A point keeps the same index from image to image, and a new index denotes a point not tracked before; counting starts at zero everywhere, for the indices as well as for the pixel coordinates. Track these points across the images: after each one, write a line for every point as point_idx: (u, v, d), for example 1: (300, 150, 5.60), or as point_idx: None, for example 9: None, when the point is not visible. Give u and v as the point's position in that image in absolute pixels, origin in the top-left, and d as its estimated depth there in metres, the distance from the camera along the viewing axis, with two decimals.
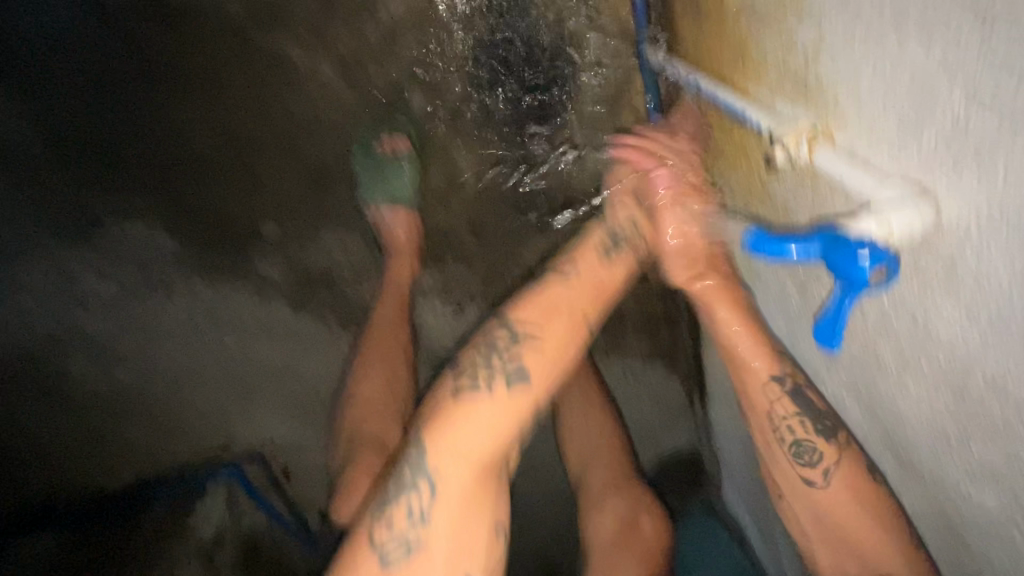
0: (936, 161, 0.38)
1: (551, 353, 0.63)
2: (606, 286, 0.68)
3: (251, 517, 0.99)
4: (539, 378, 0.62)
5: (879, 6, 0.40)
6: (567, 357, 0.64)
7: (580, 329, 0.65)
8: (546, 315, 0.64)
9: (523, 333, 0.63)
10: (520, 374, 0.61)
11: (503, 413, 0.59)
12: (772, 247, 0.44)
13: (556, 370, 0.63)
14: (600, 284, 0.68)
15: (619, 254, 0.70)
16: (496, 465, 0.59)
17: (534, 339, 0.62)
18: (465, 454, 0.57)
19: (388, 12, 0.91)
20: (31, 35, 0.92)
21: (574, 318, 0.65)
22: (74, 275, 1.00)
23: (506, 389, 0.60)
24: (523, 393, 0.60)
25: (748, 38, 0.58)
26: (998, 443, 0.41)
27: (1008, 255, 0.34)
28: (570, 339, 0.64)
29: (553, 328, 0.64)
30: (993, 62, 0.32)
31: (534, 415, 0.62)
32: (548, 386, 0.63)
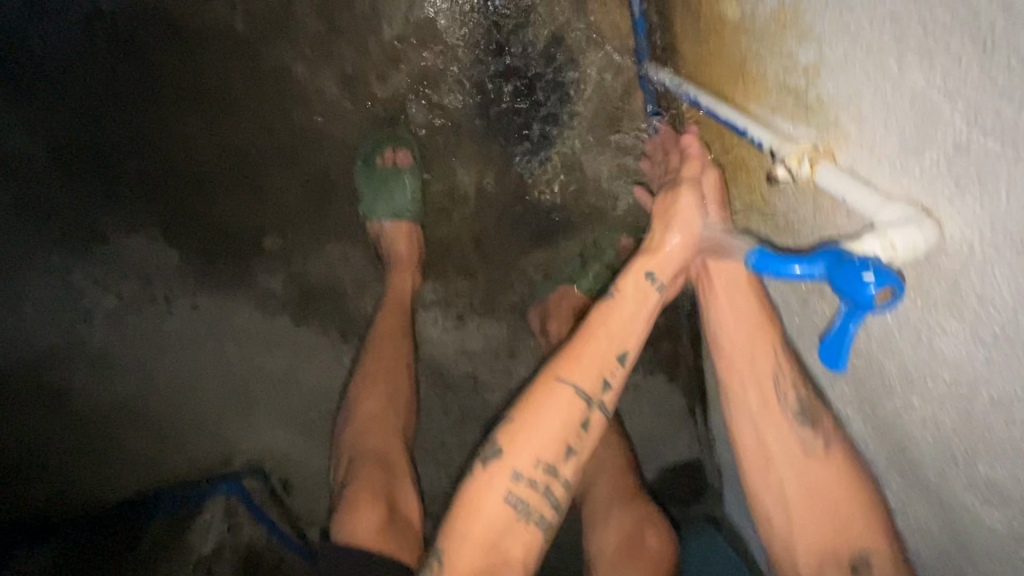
0: (938, 183, 0.38)
1: (537, 438, 0.59)
2: (608, 356, 0.61)
3: (251, 531, 0.94)
4: (524, 467, 0.59)
5: (879, 29, 0.41)
6: (563, 438, 0.59)
7: (572, 405, 0.60)
8: (533, 399, 0.61)
9: (509, 420, 0.62)
10: (505, 463, 0.59)
11: (489, 504, 0.59)
12: (779, 266, 0.46)
13: (553, 451, 0.59)
14: (599, 356, 0.61)
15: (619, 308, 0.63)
16: (493, 556, 0.58)
17: (515, 426, 0.60)
18: (459, 532, 0.58)
19: (391, 29, 0.92)
20: (35, 51, 0.92)
21: (563, 397, 0.60)
22: (75, 289, 0.99)
23: (489, 481, 0.59)
24: (506, 483, 0.59)
25: (748, 57, 0.59)
26: (1005, 464, 0.41)
27: (1013, 277, 0.35)
28: (563, 419, 0.59)
29: (537, 412, 0.60)
30: (996, 88, 0.32)
31: (531, 502, 0.59)
32: (539, 471, 0.59)
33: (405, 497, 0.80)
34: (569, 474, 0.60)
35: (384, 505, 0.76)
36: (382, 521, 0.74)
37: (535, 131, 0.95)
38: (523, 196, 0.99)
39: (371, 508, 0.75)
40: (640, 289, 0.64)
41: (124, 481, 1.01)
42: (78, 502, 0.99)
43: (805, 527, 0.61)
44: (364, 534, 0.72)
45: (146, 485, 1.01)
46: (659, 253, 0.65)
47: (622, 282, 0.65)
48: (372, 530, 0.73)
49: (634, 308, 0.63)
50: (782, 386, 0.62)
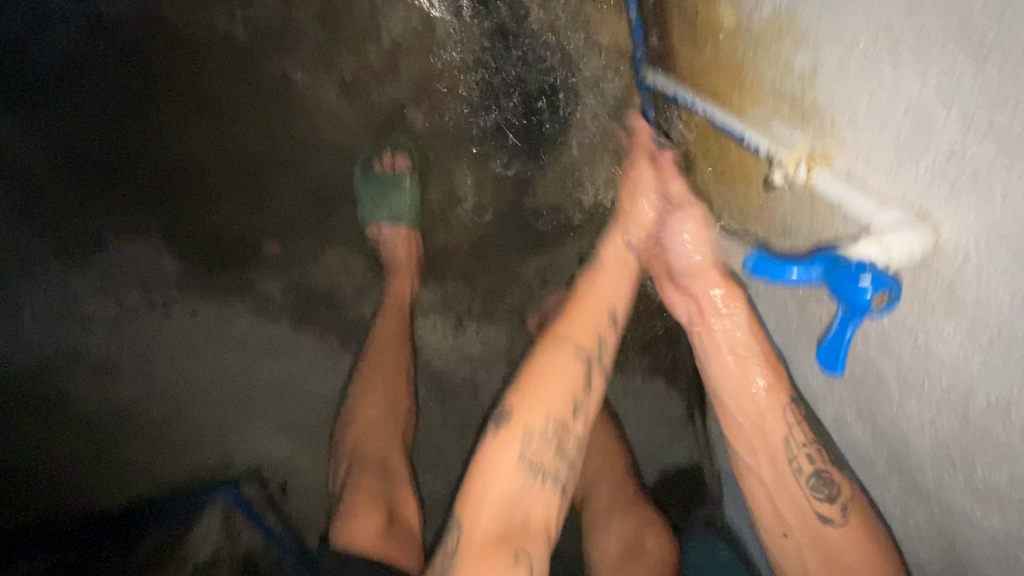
0: (934, 188, 0.39)
1: (547, 397, 0.61)
2: (600, 317, 0.67)
3: (248, 540, 0.95)
4: (536, 421, 0.60)
5: (874, 38, 0.41)
6: (571, 395, 0.62)
7: (575, 365, 0.63)
8: (537, 366, 0.64)
9: (516, 384, 0.64)
10: (515, 424, 0.60)
11: (505, 462, 0.59)
12: (775, 272, 0.47)
13: (562, 407, 0.61)
14: (592, 316, 0.67)
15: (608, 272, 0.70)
16: (512, 514, 0.57)
17: (522, 390, 0.63)
18: (479, 496, 0.58)
19: (390, 36, 0.93)
20: (35, 58, 0.92)
21: (565, 357, 0.63)
22: (74, 296, 0.99)
23: (502, 441, 0.60)
24: (520, 436, 0.60)
25: (745, 63, 0.60)
26: (1003, 468, 0.41)
27: (1008, 282, 0.35)
28: (568, 378, 0.62)
29: (544, 379, 0.62)
30: (989, 96, 0.33)
31: (546, 460, 0.60)
32: (551, 425, 0.60)
33: (405, 504, 0.79)
34: (580, 429, 0.62)
35: (384, 511, 0.75)
36: (383, 526, 0.74)
37: (534, 138, 0.96)
38: (523, 202, 0.99)
39: (371, 514, 0.74)
40: (620, 259, 0.70)
41: (120, 490, 1.00)
42: (75, 511, 0.98)
43: (818, 532, 0.61)
44: (366, 539, 0.72)
45: (142, 494, 1.00)
46: (637, 223, 0.69)
47: (604, 256, 0.71)
48: (372, 535, 0.72)
49: (617, 274, 0.70)
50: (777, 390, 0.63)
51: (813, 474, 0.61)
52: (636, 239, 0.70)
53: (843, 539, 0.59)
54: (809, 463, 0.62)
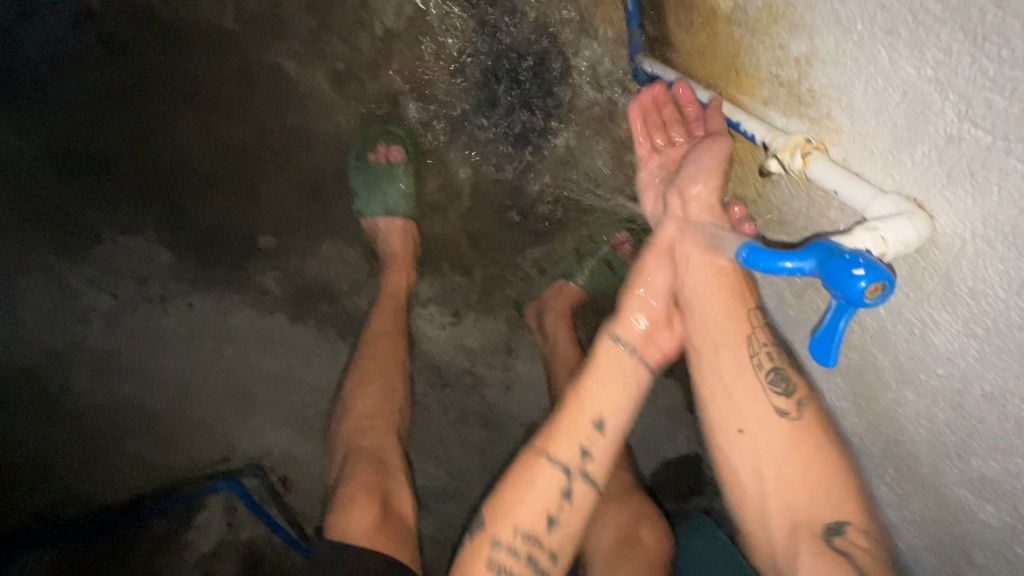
0: (930, 176, 0.38)
1: (517, 510, 0.59)
2: (583, 421, 0.62)
3: (249, 531, 1.03)
4: (504, 534, 0.59)
5: (871, 21, 0.40)
6: (545, 510, 0.59)
7: (550, 477, 0.60)
8: (516, 475, 0.61)
9: (497, 491, 0.62)
10: (483, 533, 0.59)
11: (474, 575, 0.58)
12: (767, 262, 0.44)
13: (535, 521, 0.59)
14: (575, 425, 0.62)
15: (596, 359, 0.65)
16: None
17: (498, 499, 0.61)
18: None
19: (382, 25, 0.91)
20: (24, 50, 0.91)
21: (540, 469, 0.60)
22: (70, 290, 0.99)
23: (473, 549, 0.59)
24: (487, 547, 0.58)
25: (741, 49, 0.58)
26: (998, 457, 0.41)
27: (1005, 271, 0.34)
28: (544, 494, 0.59)
29: (516, 488, 0.60)
30: (986, 79, 0.32)
31: (517, 572, 0.58)
32: (519, 540, 0.58)
33: (401, 496, 0.79)
34: (555, 545, 0.59)
35: (378, 504, 0.75)
36: (377, 521, 0.73)
37: (530, 126, 0.95)
38: (519, 192, 0.99)
39: (365, 507, 0.74)
40: (613, 355, 0.65)
41: (122, 484, 1.01)
42: (75, 504, 0.99)
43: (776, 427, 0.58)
44: (362, 532, 0.71)
45: (143, 487, 1.01)
46: (627, 318, 0.65)
47: (597, 350, 0.66)
48: (366, 528, 0.72)
49: (607, 372, 0.64)
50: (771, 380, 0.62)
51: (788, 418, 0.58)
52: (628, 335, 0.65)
53: (800, 441, 0.57)
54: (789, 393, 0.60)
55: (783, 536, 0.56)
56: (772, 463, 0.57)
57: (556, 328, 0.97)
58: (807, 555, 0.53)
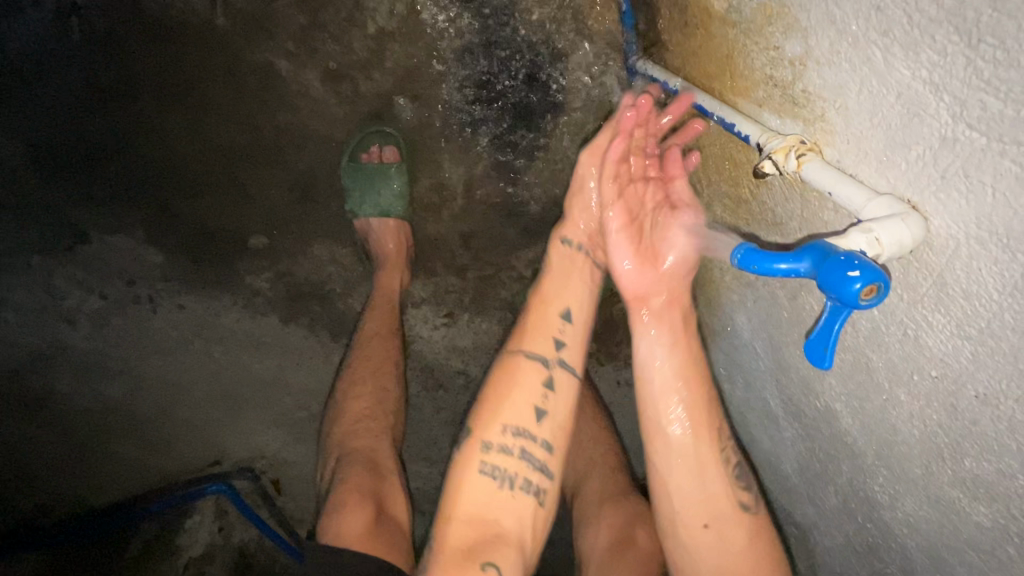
0: (924, 177, 0.38)
1: (503, 409, 0.63)
2: (550, 320, 0.67)
3: (241, 535, 1.04)
4: (493, 432, 0.62)
5: (867, 22, 0.40)
6: (531, 402, 0.63)
7: (529, 373, 0.64)
8: (495, 378, 0.65)
9: (479, 398, 0.66)
10: (473, 436, 0.63)
11: (471, 475, 0.61)
12: (762, 263, 0.44)
13: (522, 416, 0.62)
14: (542, 323, 0.67)
15: (554, 264, 0.71)
16: (484, 519, 0.60)
17: (480, 404, 0.65)
18: (449, 507, 0.61)
19: (375, 24, 0.90)
20: (7, 44, 0.88)
21: (519, 368, 0.64)
22: (56, 291, 0.97)
23: (465, 453, 0.62)
24: (478, 449, 0.62)
25: (735, 50, 0.58)
26: (990, 458, 0.41)
27: (999, 273, 0.34)
28: (526, 389, 0.63)
29: (498, 389, 0.64)
30: (981, 81, 0.32)
31: (510, 465, 0.61)
32: (510, 433, 0.62)
33: (395, 498, 0.78)
34: (546, 435, 0.63)
35: (372, 507, 0.74)
36: (370, 524, 0.72)
37: (524, 127, 0.94)
38: (513, 192, 0.98)
39: (359, 509, 0.73)
40: (571, 258, 0.70)
41: (113, 486, 1.01)
42: (65, 505, 0.99)
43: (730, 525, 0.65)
44: (355, 536, 0.70)
45: (135, 488, 1.02)
46: (578, 223, 0.70)
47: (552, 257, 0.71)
48: (359, 532, 0.71)
49: (567, 274, 0.69)
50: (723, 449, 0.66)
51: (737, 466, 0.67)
52: (581, 240, 0.70)
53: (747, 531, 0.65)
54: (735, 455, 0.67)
55: None
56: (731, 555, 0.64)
57: None
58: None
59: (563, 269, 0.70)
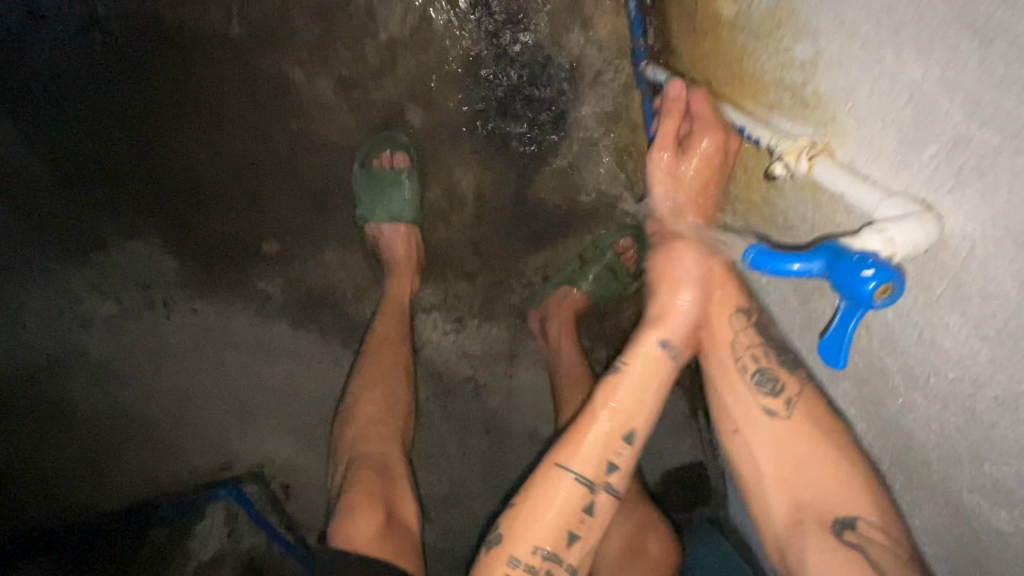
0: (938, 177, 0.38)
1: (536, 526, 0.58)
2: (611, 436, 0.60)
3: (250, 541, 0.96)
4: (523, 550, 0.57)
5: (876, 24, 0.40)
6: (566, 524, 0.58)
7: (573, 492, 0.58)
8: (536, 485, 0.60)
9: (516, 502, 0.61)
10: (503, 549, 0.58)
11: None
12: (775, 263, 0.43)
13: (554, 539, 0.57)
14: (603, 435, 0.60)
15: (633, 360, 0.62)
16: None
17: (518, 510, 0.59)
18: None
19: (388, 33, 0.92)
20: (32, 56, 0.91)
21: (564, 483, 0.58)
22: (74, 295, 0.99)
23: (492, 564, 0.58)
24: (505, 566, 0.57)
25: (744, 55, 0.59)
26: (1011, 462, 0.40)
27: (1016, 272, 0.34)
28: (566, 508, 0.58)
29: (537, 499, 0.59)
30: (993, 79, 0.32)
31: None
32: (541, 556, 0.57)
33: (404, 503, 0.78)
34: (575, 558, 0.58)
35: (382, 511, 0.74)
36: (380, 528, 0.72)
37: (533, 133, 0.95)
38: (522, 198, 0.99)
39: (369, 514, 0.73)
40: (650, 359, 0.62)
41: (124, 491, 1.01)
42: (75, 510, 0.99)
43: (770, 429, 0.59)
44: (365, 540, 0.70)
45: (145, 494, 1.01)
46: (670, 316, 0.63)
47: (631, 358, 0.62)
48: (370, 536, 0.71)
49: (644, 379, 0.61)
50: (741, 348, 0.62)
51: (757, 371, 0.61)
52: (672, 340, 0.62)
53: (792, 435, 0.58)
54: (753, 361, 0.61)
55: (786, 527, 0.56)
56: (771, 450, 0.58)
57: (560, 338, 0.97)
58: (813, 552, 0.54)
59: (640, 367, 0.62)
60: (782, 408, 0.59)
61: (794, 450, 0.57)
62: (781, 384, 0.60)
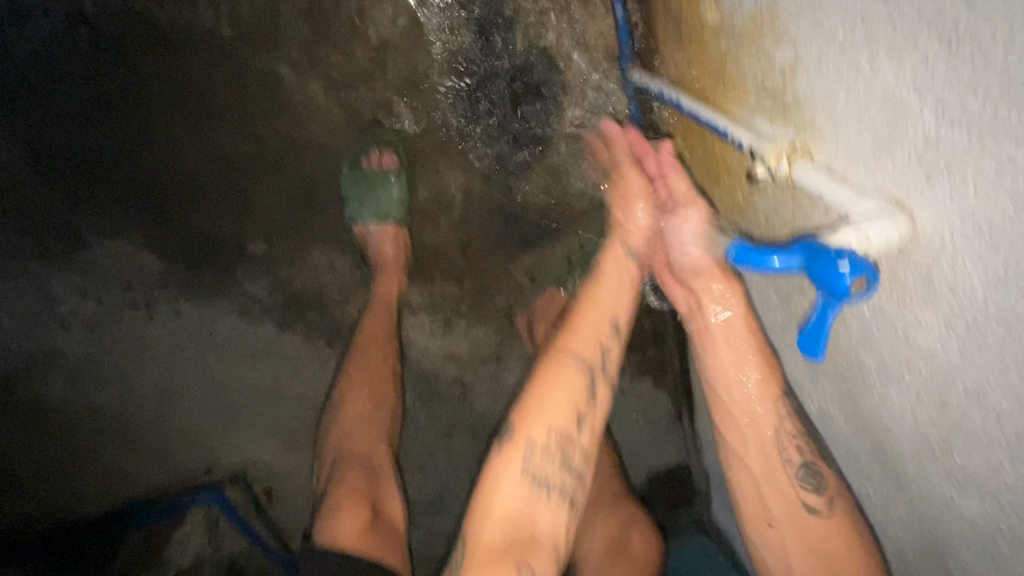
0: (910, 178, 0.39)
1: (547, 410, 0.60)
2: (600, 327, 0.65)
3: (231, 546, 1.00)
4: (538, 434, 0.59)
5: (851, 32, 0.42)
6: (575, 408, 0.61)
7: (577, 376, 0.62)
8: (542, 379, 0.62)
9: (520, 399, 0.63)
10: (517, 437, 0.60)
11: (508, 479, 0.59)
12: (755, 259, 0.44)
13: (565, 418, 0.60)
14: (593, 327, 0.65)
15: (607, 265, 0.68)
16: (519, 525, 0.57)
17: (525, 403, 0.62)
18: (483, 514, 0.58)
19: (378, 35, 0.92)
20: (15, 51, 0.90)
21: (568, 369, 0.62)
22: (52, 295, 0.97)
23: (507, 454, 0.59)
24: (522, 452, 0.59)
25: (727, 61, 0.60)
26: (981, 453, 0.41)
27: (983, 267, 0.36)
28: (572, 389, 0.61)
29: (546, 387, 0.61)
30: (961, 83, 0.34)
31: (551, 471, 0.59)
32: (554, 438, 0.59)
33: (390, 502, 0.78)
34: (585, 440, 0.61)
35: (367, 511, 0.74)
36: (365, 527, 0.72)
37: (522, 136, 0.96)
38: (510, 201, 1.00)
39: (355, 513, 0.72)
40: (623, 266, 0.67)
41: (103, 495, 1.00)
42: (54, 514, 0.98)
43: (804, 522, 0.59)
44: (351, 538, 0.70)
45: (125, 498, 1.00)
46: (633, 234, 0.67)
47: (604, 264, 0.68)
48: (356, 534, 0.70)
49: (620, 282, 0.67)
50: (786, 444, 0.60)
51: (802, 466, 0.60)
52: (641, 250, 0.67)
53: (829, 535, 0.58)
54: (798, 454, 0.60)
55: None
56: (801, 552, 0.59)
57: (546, 337, 0.97)
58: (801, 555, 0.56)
59: (619, 275, 0.67)
60: (823, 506, 0.59)
61: (827, 550, 0.58)
62: (822, 481, 0.60)
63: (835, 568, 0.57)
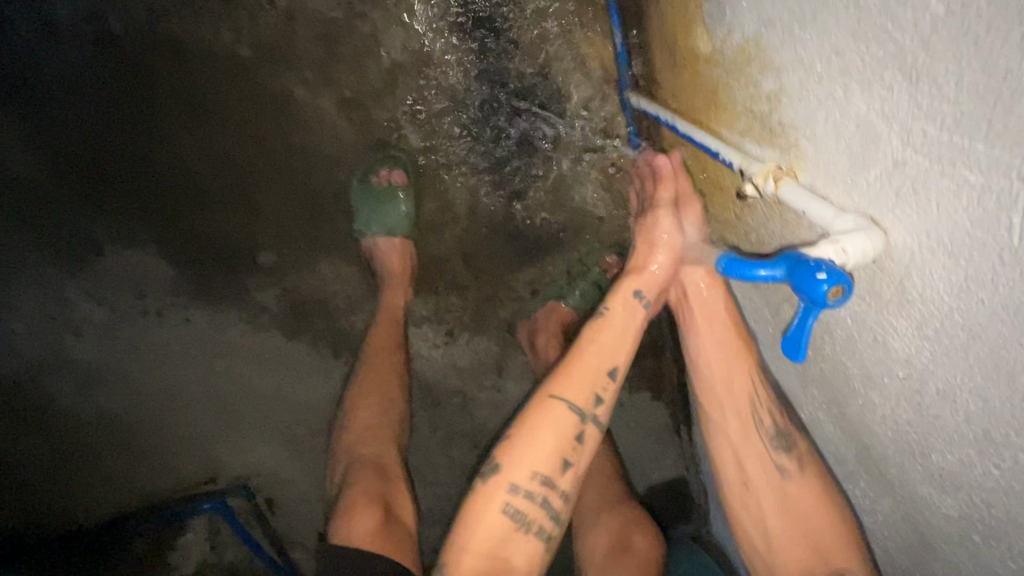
0: (882, 196, 0.43)
1: (532, 453, 0.62)
2: (598, 371, 0.65)
3: (234, 553, 1.03)
4: (520, 478, 0.61)
5: (828, 64, 0.46)
6: (559, 453, 0.62)
7: (568, 422, 0.63)
8: (530, 418, 0.64)
9: (510, 435, 0.64)
10: (501, 476, 0.62)
11: (490, 515, 0.61)
12: (744, 270, 0.48)
13: (548, 461, 0.62)
14: (590, 371, 0.65)
15: (614, 304, 0.68)
16: (493, 564, 0.60)
17: (512, 441, 0.64)
18: (461, 547, 0.61)
19: (389, 57, 0.97)
20: (44, 70, 0.95)
21: (558, 410, 0.63)
22: (67, 302, 1.00)
23: (490, 492, 0.62)
24: (504, 493, 0.61)
25: (719, 86, 0.65)
26: (954, 450, 0.44)
27: (947, 276, 0.39)
28: (558, 433, 0.62)
29: (534, 426, 0.63)
30: (921, 112, 0.38)
31: (531, 512, 0.61)
32: (536, 483, 0.61)
33: (402, 501, 0.80)
34: (566, 484, 0.63)
35: (380, 506, 0.76)
36: (378, 522, 0.74)
37: (525, 155, 1.01)
38: (512, 215, 1.04)
39: (368, 510, 0.75)
40: (629, 308, 0.68)
41: (106, 500, 1.01)
42: (55, 519, 0.99)
43: (781, 487, 0.62)
44: (364, 535, 0.72)
45: (128, 504, 1.01)
46: (645, 273, 0.69)
47: (611, 301, 0.68)
48: (369, 530, 0.73)
49: (622, 325, 0.67)
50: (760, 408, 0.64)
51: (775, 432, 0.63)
52: (647, 294, 0.68)
53: (803, 494, 0.61)
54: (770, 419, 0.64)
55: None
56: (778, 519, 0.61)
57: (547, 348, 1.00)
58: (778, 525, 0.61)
59: (622, 314, 0.68)
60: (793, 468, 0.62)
61: (801, 512, 0.61)
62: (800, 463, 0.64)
63: (809, 527, 0.60)
